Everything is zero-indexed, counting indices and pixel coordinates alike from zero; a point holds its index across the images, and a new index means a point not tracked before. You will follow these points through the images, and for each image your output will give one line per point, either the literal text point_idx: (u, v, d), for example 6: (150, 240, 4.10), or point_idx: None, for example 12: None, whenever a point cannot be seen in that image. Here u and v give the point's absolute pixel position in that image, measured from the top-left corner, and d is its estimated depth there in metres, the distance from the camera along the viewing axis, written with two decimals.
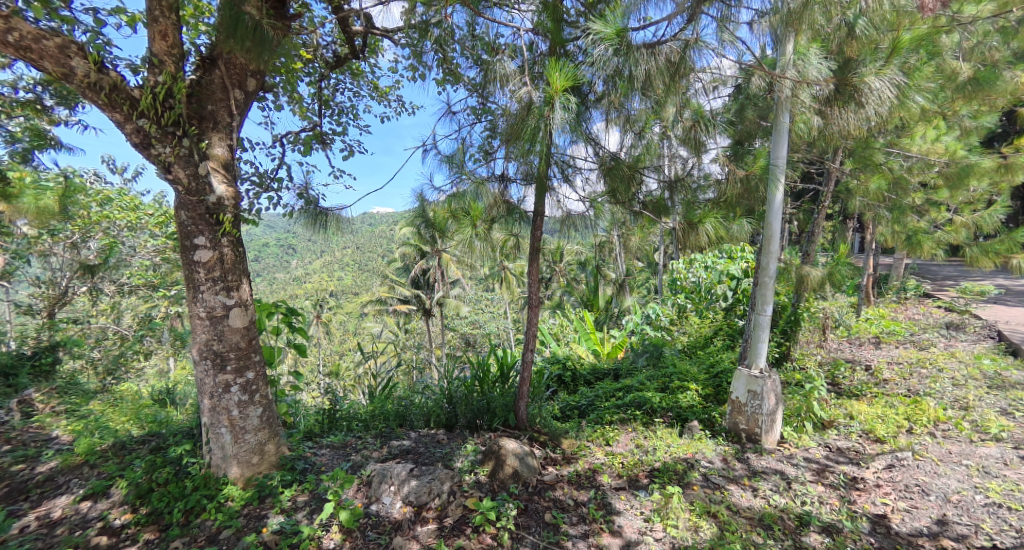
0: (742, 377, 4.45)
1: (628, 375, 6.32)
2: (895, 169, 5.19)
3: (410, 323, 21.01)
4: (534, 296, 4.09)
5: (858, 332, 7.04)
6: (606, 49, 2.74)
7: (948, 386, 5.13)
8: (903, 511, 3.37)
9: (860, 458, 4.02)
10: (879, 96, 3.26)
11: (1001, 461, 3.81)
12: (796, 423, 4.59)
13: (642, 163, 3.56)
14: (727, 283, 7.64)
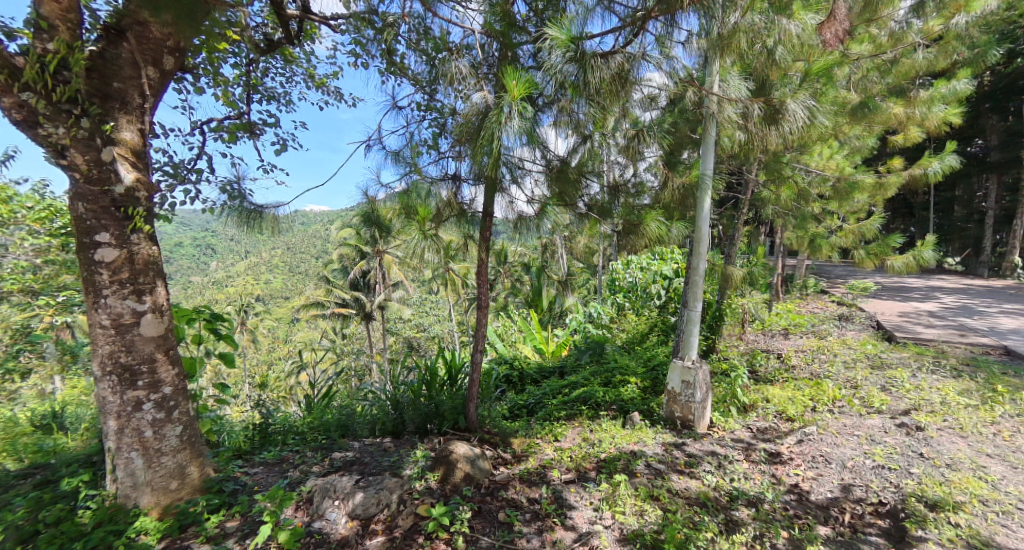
0: (676, 368, 4.52)
1: (572, 372, 6.36)
2: (799, 183, 5.58)
3: (348, 329, 20.14)
4: (483, 296, 3.95)
5: (770, 326, 7.48)
6: (560, 56, 2.69)
7: (842, 369, 5.55)
8: (811, 479, 3.57)
9: (776, 435, 4.23)
10: (795, 116, 3.47)
11: (884, 429, 4.15)
12: (722, 408, 4.77)
13: (585, 168, 3.50)
14: (661, 283, 8.01)
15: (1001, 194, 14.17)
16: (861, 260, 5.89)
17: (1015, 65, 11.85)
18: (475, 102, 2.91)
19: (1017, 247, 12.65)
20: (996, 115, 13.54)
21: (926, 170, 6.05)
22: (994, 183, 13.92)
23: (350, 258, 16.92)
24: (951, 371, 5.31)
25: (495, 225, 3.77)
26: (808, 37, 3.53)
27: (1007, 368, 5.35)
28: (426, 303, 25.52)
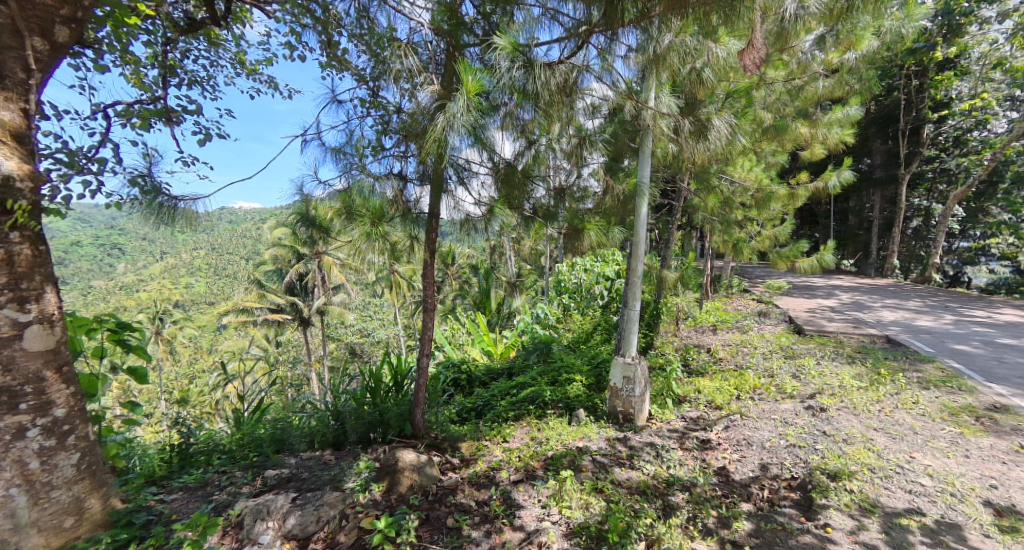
0: (617, 364, 4.52)
1: (521, 373, 6.31)
2: (725, 192, 5.88)
3: (282, 336, 18.92)
4: (430, 299, 3.78)
5: (700, 322, 7.78)
6: (506, 62, 2.62)
7: (761, 358, 5.89)
8: (737, 461, 3.72)
9: (707, 423, 4.39)
10: (719, 134, 3.69)
11: (793, 412, 4.40)
12: (660, 401, 4.90)
13: (531, 172, 3.43)
14: (603, 284, 8.27)
15: (884, 205, 15.79)
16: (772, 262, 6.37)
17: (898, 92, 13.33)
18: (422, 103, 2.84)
19: (895, 251, 14.28)
20: (878, 138, 15.05)
21: (825, 184, 6.64)
22: (878, 196, 15.59)
23: (285, 260, 15.92)
24: (845, 358, 5.74)
25: (442, 226, 3.63)
26: (730, 61, 3.73)
27: (888, 353, 5.90)
28: (367, 307, 24.66)
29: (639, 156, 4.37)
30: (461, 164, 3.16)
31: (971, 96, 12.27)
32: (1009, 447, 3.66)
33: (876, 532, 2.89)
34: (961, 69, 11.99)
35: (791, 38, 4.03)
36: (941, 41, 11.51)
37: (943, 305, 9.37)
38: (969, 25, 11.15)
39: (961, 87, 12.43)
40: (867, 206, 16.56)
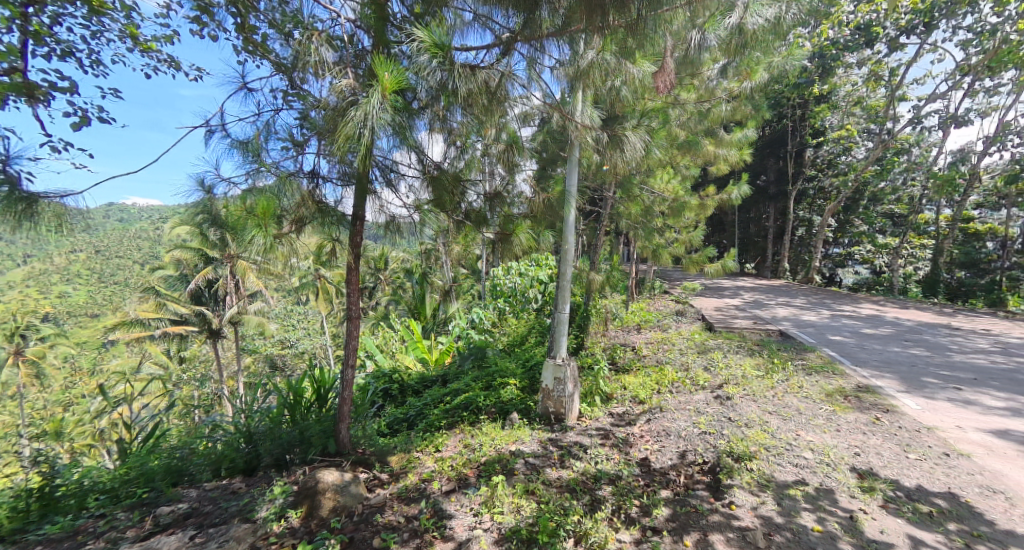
0: (549, 366, 4.48)
1: (454, 379, 6.10)
2: (646, 200, 6.10)
3: (186, 350, 17.00)
4: (354, 306, 3.48)
5: (626, 321, 7.95)
6: (430, 61, 2.45)
7: (679, 353, 6.14)
8: (657, 451, 3.77)
9: (632, 419, 4.48)
10: (633, 148, 3.72)
11: (704, 402, 4.54)
12: (588, 399, 4.92)
13: (459, 178, 3.28)
14: (537, 287, 8.41)
15: (779, 216, 17.41)
16: (684, 266, 6.77)
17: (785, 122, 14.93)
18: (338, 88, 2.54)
19: (786, 255, 15.85)
20: (771, 158, 16.56)
21: (727, 197, 7.14)
22: (774, 209, 17.22)
23: (190, 264, 14.33)
24: (747, 350, 6.09)
25: (368, 230, 3.36)
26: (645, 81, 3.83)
27: (780, 344, 6.39)
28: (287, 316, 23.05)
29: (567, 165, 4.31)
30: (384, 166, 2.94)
31: (843, 127, 13.95)
32: (868, 419, 3.98)
33: (771, 504, 2.98)
34: (833, 103, 13.61)
35: (697, 68, 4.41)
36: (818, 79, 12.99)
37: (821, 301, 10.37)
38: (839, 67, 12.71)
39: (835, 119, 14.11)
40: (765, 217, 18.13)
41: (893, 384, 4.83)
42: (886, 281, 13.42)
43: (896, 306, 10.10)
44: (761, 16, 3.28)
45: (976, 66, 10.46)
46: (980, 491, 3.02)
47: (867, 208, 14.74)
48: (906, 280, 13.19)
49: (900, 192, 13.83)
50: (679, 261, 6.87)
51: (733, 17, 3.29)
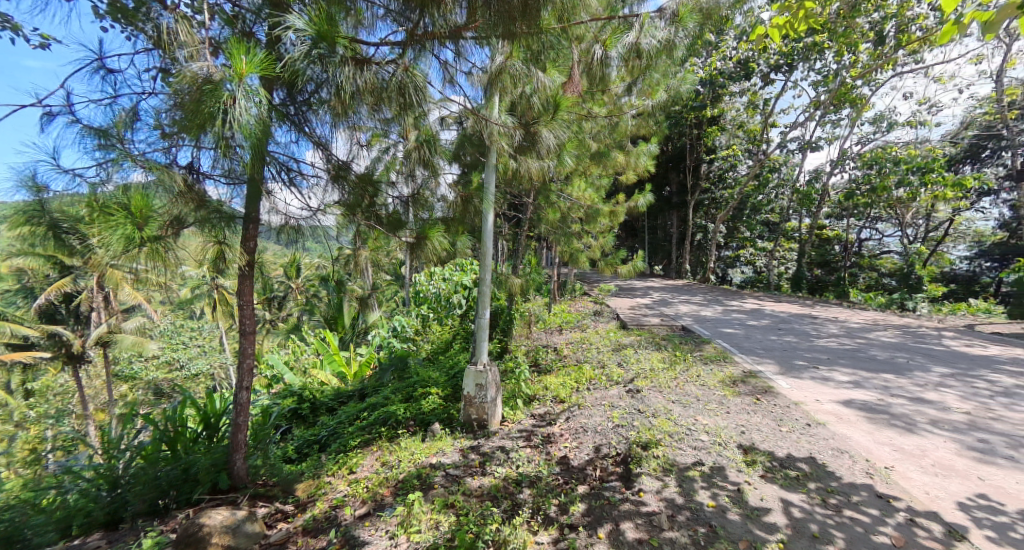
0: (470, 373, 4.30)
1: (373, 393, 5.73)
2: (563, 206, 6.20)
3: (40, 381, 14.36)
4: (248, 321, 3.13)
5: (549, 323, 8.03)
6: (307, 49, 2.18)
7: (596, 351, 6.31)
8: (576, 448, 3.80)
9: (552, 418, 4.50)
10: (549, 147, 3.74)
11: (617, 396, 4.67)
12: (511, 402, 4.88)
13: (369, 177, 3.08)
14: (462, 292, 7.93)
15: (681, 223, 18.74)
16: (600, 268, 6.93)
17: (682, 139, 16.19)
18: (191, 70, 2.05)
19: (688, 255, 17.20)
20: (673, 171, 17.54)
21: (635, 204, 7.52)
22: (677, 216, 18.57)
23: (44, 278, 12.11)
24: (655, 345, 6.43)
25: (262, 233, 3.02)
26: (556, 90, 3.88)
27: (682, 338, 6.83)
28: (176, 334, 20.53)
29: (487, 170, 4.05)
30: (280, 164, 2.65)
31: (730, 146, 15.24)
32: (750, 400, 4.34)
33: (674, 487, 3.09)
34: (722, 125, 14.92)
35: (606, 83, 4.66)
36: (709, 103, 14.13)
37: (716, 299, 11.28)
38: (726, 95, 13.99)
39: (723, 139, 15.34)
40: (669, 224, 19.37)
41: (773, 369, 5.31)
42: (765, 279, 14.99)
43: (774, 300, 11.33)
44: (655, 38, 3.35)
45: (823, 103, 12.08)
46: (834, 453, 3.35)
47: (749, 217, 16.43)
48: (780, 277, 14.87)
49: (769, 203, 15.63)
50: (594, 263, 7.09)
51: (630, 35, 3.36)
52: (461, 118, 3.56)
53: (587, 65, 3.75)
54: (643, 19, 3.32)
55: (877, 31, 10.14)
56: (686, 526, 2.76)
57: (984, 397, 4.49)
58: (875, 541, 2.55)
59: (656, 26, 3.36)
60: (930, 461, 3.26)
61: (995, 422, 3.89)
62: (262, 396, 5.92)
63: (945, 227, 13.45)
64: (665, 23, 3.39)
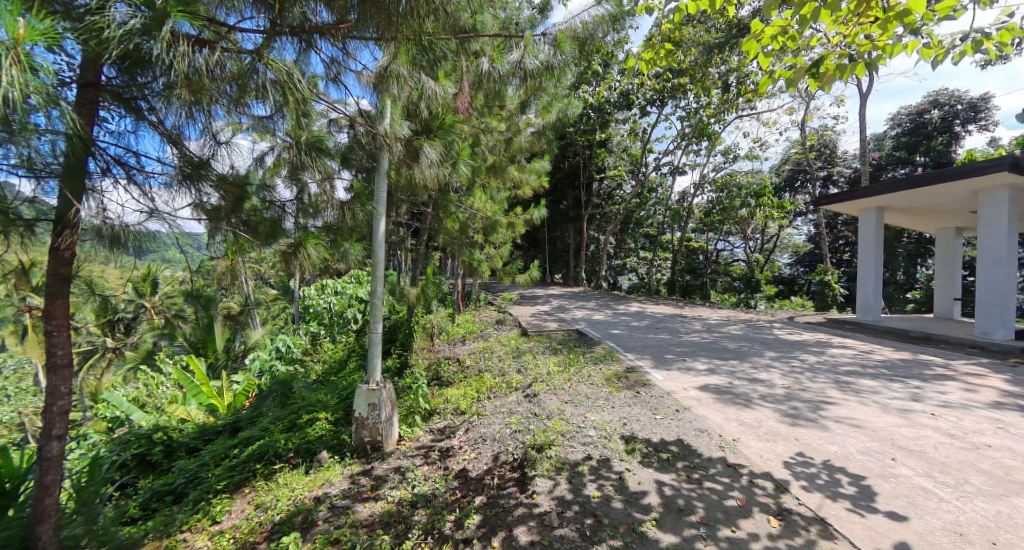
0: (361, 393, 4.19)
1: (247, 425, 5.16)
2: (463, 216, 6.21)
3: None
4: (60, 352, 2.51)
5: (452, 334, 8.01)
6: (134, 19, 1.93)
7: (496, 360, 6.47)
8: (474, 459, 3.91)
9: (451, 431, 4.57)
10: (430, 163, 3.63)
11: (516, 403, 4.86)
12: (408, 419, 4.86)
13: (226, 179, 2.84)
14: (356, 307, 7.71)
15: (576, 235, 19.77)
16: (499, 277, 7.12)
17: (575, 159, 17.27)
18: None
19: (582, 266, 18.28)
20: (570, 188, 18.63)
21: (531, 217, 7.88)
22: (573, 229, 19.62)
23: None
24: (552, 350, 6.79)
25: (85, 244, 2.40)
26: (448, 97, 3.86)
27: (577, 342, 7.28)
28: None
29: (378, 176, 3.99)
30: (112, 156, 2.36)
31: (617, 167, 16.71)
32: (631, 394, 4.79)
33: (565, 484, 3.30)
34: (609, 149, 16.28)
35: (502, 100, 4.94)
36: (598, 127, 15.30)
37: (607, 304, 12.12)
38: (612, 121, 15.25)
39: (610, 161, 16.71)
40: (566, 236, 20.53)
41: (651, 364, 5.88)
42: (647, 285, 16.50)
43: (655, 303, 12.50)
44: (537, 58, 3.68)
45: (687, 135, 13.82)
46: (695, 434, 3.85)
47: (634, 231, 18.03)
48: (659, 283, 16.47)
49: (649, 218, 17.30)
50: (494, 272, 7.25)
51: (514, 53, 3.70)
52: (353, 122, 3.53)
53: (474, 76, 3.99)
54: (527, 40, 3.64)
55: (724, 80, 12.02)
56: (574, 521, 2.94)
57: (799, 374, 5.52)
58: (726, 505, 2.98)
59: (539, 48, 3.67)
60: (763, 430, 3.93)
61: (807, 394, 4.83)
62: (101, 442, 4.99)
63: (773, 241, 16.59)
64: (550, 46, 3.71)
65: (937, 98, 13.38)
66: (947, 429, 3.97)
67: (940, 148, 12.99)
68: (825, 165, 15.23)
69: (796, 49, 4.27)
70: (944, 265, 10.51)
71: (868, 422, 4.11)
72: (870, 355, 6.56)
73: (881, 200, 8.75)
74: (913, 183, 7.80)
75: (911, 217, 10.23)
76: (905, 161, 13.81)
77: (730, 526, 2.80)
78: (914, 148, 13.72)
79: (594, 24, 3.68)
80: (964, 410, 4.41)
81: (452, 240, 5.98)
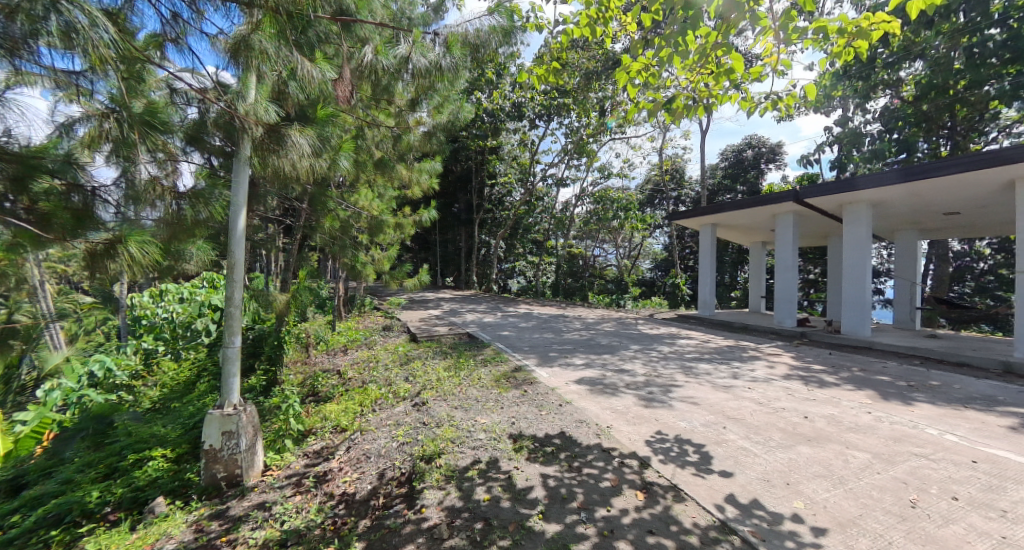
0: (213, 421, 3.52)
1: (38, 481, 3.78)
2: (343, 215, 5.58)
3: None
4: None
5: (332, 343, 7.30)
6: None
7: (383, 370, 5.96)
8: (357, 479, 3.52)
9: (330, 452, 4.09)
10: (300, 153, 3.21)
11: (403, 413, 4.51)
12: (276, 445, 4.24)
13: (4, 149, 2.34)
14: (209, 316, 6.48)
15: (468, 238, 19.64)
16: (385, 282, 6.60)
17: (466, 164, 17.18)
18: None
19: (473, 269, 18.12)
20: (462, 192, 18.41)
21: (420, 218, 7.52)
22: (464, 232, 19.43)
23: None
24: (441, 354, 6.52)
25: None
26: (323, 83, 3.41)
27: (467, 346, 7.10)
28: None
29: (238, 163, 3.37)
30: None
31: (507, 175, 17.02)
32: (519, 393, 4.75)
33: (454, 492, 3.07)
34: (500, 156, 16.54)
35: (392, 94, 4.58)
36: (490, 133, 15.41)
37: (497, 307, 12.15)
38: (504, 129, 15.44)
39: (501, 168, 16.97)
40: (457, 239, 20.30)
41: (536, 363, 5.96)
42: (535, 287, 17.00)
43: (542, 305, 12.87)
44: (426, 57, 3.68)
45: (569, 151, 14.62)
46: (576, 425, 3.92)
47: (522, 237, 18.47)
48: (545, 285, 17.05)
49: (537, 224, 17.86)
50: (380, 277, 6.67)
51: (402, 47, 3.66)
52: (202, 99, 3.02)
53: (356, 64, 3.77)
54: (415, 38, 3.64)
55: (602, 104, 12.96)
56: (464, 528, 2.73)
57: (663, 364, 6.01)
58: (602, 487, 3.02)
59: (428, 47, 3.69)
60: (631, 415, 4.15)
61: (661, 379, 5.28)
62: None
63: (638, 249, 18.29)
64: (439, 47, 3.74)
65: (751, 141, 15.86)
66: (757, 398, 4.64)
67: (753, 181, 15.48)
68: (677, 187, 17.28)
69: (650, 88, 4.75)
70: (754, 271, 12.46)
71: (704, 399, 4.59)
72: (708, 343, 7.49)
73: (717, 217, 10.11)
74: (737, 205, 9.16)
75: (735, 232, 11.97)
76: (730, 187, 16.14)
77: (605, 505, 2.84)
78: (736, 178, 16.08)
79: (487, 34, 3.69)
80: (767, 382, 5.21)
81: (330, 240, 5.34)
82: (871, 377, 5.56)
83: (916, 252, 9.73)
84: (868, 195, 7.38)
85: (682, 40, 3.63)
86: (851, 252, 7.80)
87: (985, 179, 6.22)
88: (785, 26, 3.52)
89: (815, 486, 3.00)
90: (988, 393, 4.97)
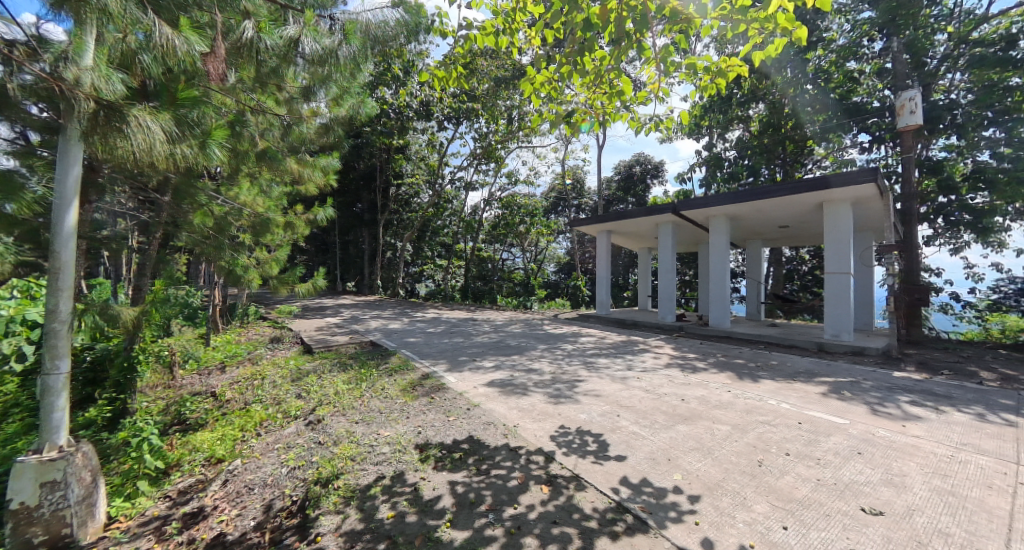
0: (25, 472, 2.65)
1: None
2: (219, 210, 4.70)
3: None
4: None
5: (206, 362, 6.29)
6: None
7: (270, 388, 5.22)
8: (236, 518, 2.94)
9: (200, 488, 3.40)
10: (151, 140, 2.49)
11: (295, 434, 3.95)
12: (126, 490, 3.43)
13: None
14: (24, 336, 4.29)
15: (371, 240, 18.60)
16: (272, 288, 5.71)
17: (370, 164, 16.25)
18: None
19: (378, 273, 17.14)
20: (365, 190, 17.35)
21: (315, 217, 6.80)
22: (368, 233, 18.34)
23: None
24: (341, 366, 5.89)
25: None
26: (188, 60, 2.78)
27: (368, 355, 6.56)
28: None
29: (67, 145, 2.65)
30: None
31: (414, 176, 16.43)
32: (426, 401, 4.42)
33: (354, 515, 2.66)
34: (406, 156, 15.89)
35: (282, 79, 4.07)
36: (396, 132, 14.62)
37: (404, 312, 11.57)
38: (412, 128, 14.78)
39: (408, 168, 16.34)
40: (361, 241, 19.14)
41: (446, 369, 5.63)
42: (443, 290, 16.56)
43: (449, 309, 12.51)
44: (319, 43, 3.32)
45: (478, 156, 14.48)
46: (484, 427, 3.71)
47: (429, 240, 17.91)
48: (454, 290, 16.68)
49: (446, 228, 17.48)
50: (264, 282, 5.85)
51: (291, 27, 3.25)
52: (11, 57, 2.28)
53: (233, 42, 3.21)
54: (307, 22, 3.27)
55: (509, 112, 13.04)
56: None
57: (566, 361, 6.04)
58: (509, 486, 2.83)
59: (323, 32, 3.34)
60: (536, 412, 4.04)
61: (566, 375, 5.29)
62: None
63: (542, 253, 18.73)
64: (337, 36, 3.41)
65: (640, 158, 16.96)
66: (645, 386, 4.81)
67: (641, 194, 16.66)
68: (578, 196, 18.01)
69: (553, 101, 4.71)
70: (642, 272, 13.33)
71: (603, 391, 4.65)
72: (606, 339, 7.75)
73: (612, 225, 10.60)
74: (629, 214, 9.67)
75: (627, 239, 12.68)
76: (621, 198, 17.23)
77: (513, 504, 2.65)
78: (628, 190, 17.14)
79: (391, 27, 3.45)
80: (653, 372, 5.45)
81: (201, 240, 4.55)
82: (731, 360, 6.15)
83: (762, 256, 11.06)
84: (728, 209, 8.19)
85: (580, 62, 3.61)
86: (714, 256, 8.54)
87: (803, 201, 7.24)
88: (664, 59, 3.65)
89: (690, 458, 3.10)
90: (810, 367, 5.70)
